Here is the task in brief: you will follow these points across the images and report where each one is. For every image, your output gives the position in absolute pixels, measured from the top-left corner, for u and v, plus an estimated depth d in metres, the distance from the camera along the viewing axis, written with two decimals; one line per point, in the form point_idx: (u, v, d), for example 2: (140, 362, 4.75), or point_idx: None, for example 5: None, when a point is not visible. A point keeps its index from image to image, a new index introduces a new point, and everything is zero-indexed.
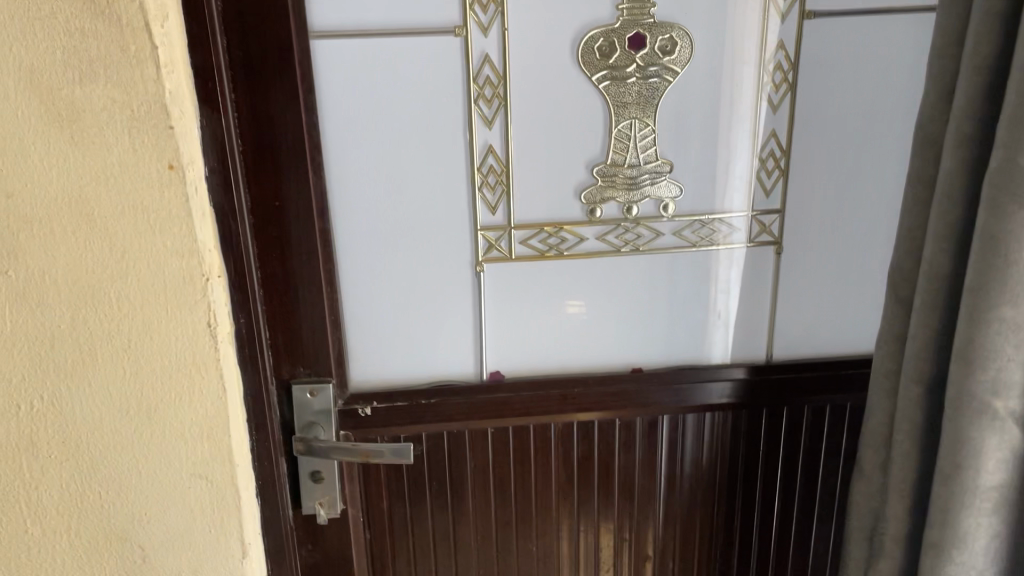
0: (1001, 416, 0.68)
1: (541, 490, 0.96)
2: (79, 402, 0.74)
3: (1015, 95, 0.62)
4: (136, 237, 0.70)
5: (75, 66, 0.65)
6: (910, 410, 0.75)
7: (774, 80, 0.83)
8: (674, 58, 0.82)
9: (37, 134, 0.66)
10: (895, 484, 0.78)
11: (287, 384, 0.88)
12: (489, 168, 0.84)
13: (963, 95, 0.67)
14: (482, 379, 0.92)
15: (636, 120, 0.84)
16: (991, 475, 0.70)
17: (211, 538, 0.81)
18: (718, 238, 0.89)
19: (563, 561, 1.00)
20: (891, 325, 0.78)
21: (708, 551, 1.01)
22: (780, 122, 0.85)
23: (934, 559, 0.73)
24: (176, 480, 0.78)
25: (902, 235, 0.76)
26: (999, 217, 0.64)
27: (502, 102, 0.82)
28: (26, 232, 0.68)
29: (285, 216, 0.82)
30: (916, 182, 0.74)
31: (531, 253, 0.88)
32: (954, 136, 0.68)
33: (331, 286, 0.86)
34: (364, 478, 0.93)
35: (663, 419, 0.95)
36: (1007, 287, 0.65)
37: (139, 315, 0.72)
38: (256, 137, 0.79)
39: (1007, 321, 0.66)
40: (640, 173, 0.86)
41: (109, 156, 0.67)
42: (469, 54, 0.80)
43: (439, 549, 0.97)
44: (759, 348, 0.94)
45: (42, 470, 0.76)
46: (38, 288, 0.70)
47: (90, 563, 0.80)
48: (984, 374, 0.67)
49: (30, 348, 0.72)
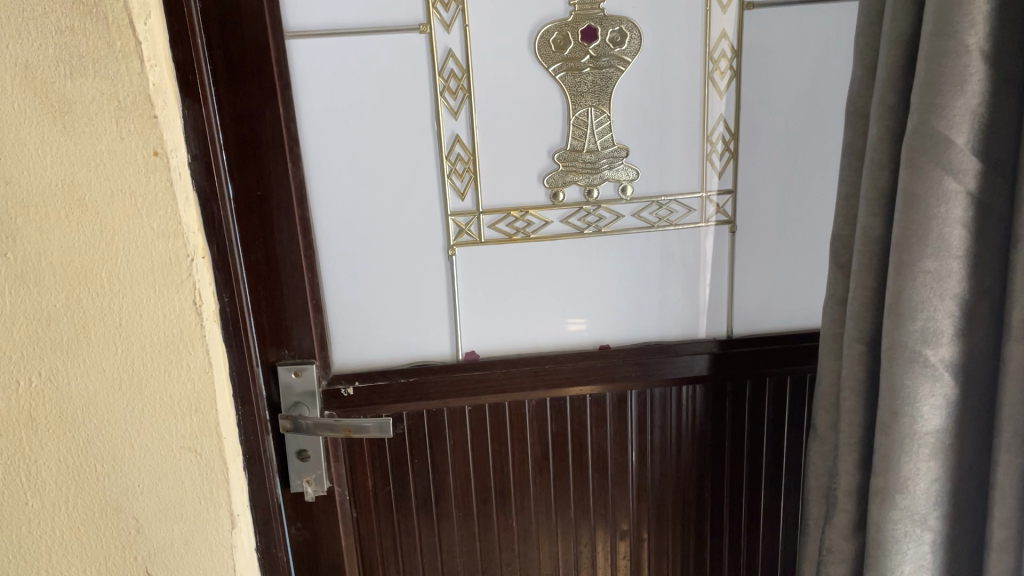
0: (934, 364, 0.72)
1: (519, 465, 1.01)
2: (76, 377, 0.80)
3: (926, 63, 0.68)
4: (125, 220, 0.76)
5: (66, 61, 0.71)
6: (854, 367, 0.80)
7: (720, 68, 0.89)
8: (624, 49, 0.88)
9: (31, 125, 0.73)
10: (845, 440, 0.82)
11: (273, 366, 0.93)
12: (456, 156, 0.90)
13: (884, 68, 0.72)
14: (458, 358, 0.97)
15: (592, 108, 0.89)
16: (929, 422, 0.74)
17: (201, 510, 0.86)
18: (675, 218, 0.95)
19: (543, 536, 1.04)
20: (836, 289, 0.83)
21: (681, 524, 1.06)
22: (727, 107, 0.91)
23: (881, 505, 0.77)
24: (167, 452, 0.84)
25: (841, 204, 0.82)
26: (917, 176, 0.69)
27: (467, 94, 0.88)
28: (24, 217, 0.75)
29: (267, 205, 0.88)
30: (850, 153, 0.79)
31: (500, 236, 0.93)
32: (879, 106, 0.73)
33: (312, 272, 0.91)
34: (349, 456, 0.98)
35: (631, 394, 1.00)
36: (930, 240, 0.70)
37: (129, 293, 0.78)
38: (238, 131, 0.85)
39: (932, 273, 0.70)
40: (599, 157, 0.91)
41: (98, 145, 0.74)
42: (433, 50, 0.86)
43: (423, 525, 1.01)
44: (720, 324, 0.99)
45: (41, 443, 0.82)
46: (36, 270, 0.77)
47: (87, 533, 0.86)
48: (915, 323, 0.72)
49: (28, 326, 0.78)
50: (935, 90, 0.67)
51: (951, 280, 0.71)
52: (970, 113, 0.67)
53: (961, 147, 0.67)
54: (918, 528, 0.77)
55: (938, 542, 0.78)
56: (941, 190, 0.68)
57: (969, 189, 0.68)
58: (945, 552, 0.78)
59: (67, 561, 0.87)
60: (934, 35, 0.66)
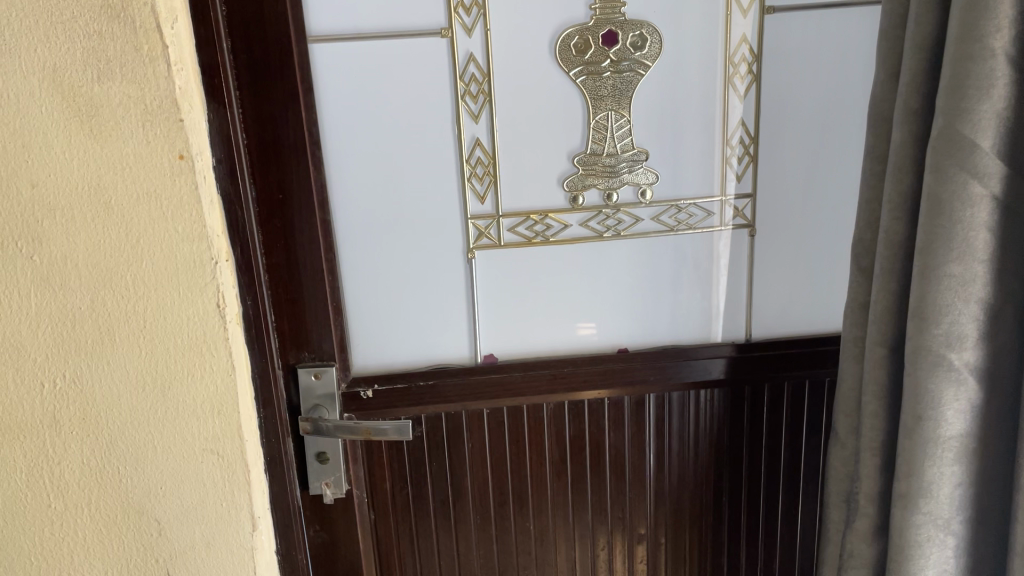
0: (958, 368, 0.72)
1: (537, 469, 1.01)
2: (100, 379, 0.81)
3: (951, 66, 0.68)
4: (150, 223, 0.77)
5: (94, 65, 0.72)
6: (876, 370, 0.80)
7: (740, 72, 0.89)
8: (645, 53, 0.88)
9: (58, 129, 0.73)
10: (866, 443, 0.82)
11: (293, 368, 0.94)
12: (477, 160, 0.90)
13: (908, 72, 0.72)
14: (477, 361, 0.97)
15: (613, 112, 0.90)
16: (952, 426, 0.74)
17: (223, 513, 0.87)
18: (695, 222, 0.95)
19: (560, 540, 1.04)
20: (857, 293, 0.83)
21: (699, 527, 1.06)
22: (748, 110, 0.91)
23: (904, 509, 0.77)
24: (190, 455, 0.84)
25: (863, 208, 0.82)
26: (942, 180, 0.69)
27: (487, 98, 0.88)
28: (50, 220, 0.76)
29: (289, 208, 0.88)
30: (872, 157, 0.79)
31: (519, 240, 0.93)
32: (902, 110, 0.73)
33: (332, 275, 0.91)
34: (367, 459, 0.98)
35: (650, 397, 1.00)
36: (954, 244, 0.70)
37: (153, 297, 0.79)
38: (260, 133, 0.85)
39: (957, 277, 0.70)
40: (618, 161, 0.92)
41: (125, 148, 0.74)
42: (454, 54, 0.86)
43: (441, 528, 1.02)
44: (739, 328, 0.99)
45: (65, 445, 0.83)
46: (61, 272, 0.77)
47: (109, 536, 0.87)
48: (939, 327, 0.72)
49: (53, 329, 0.79)
50: (960, 94, 0.67)
51: (975, 283, 0.71)
52: (995, 117, 0.67)
53: (986, 150, 0.67)
54: (942, 532, 0.77)
55: (960, 546, 0.78)
56: (965, 194, 0.68)
57: (994, 193, 0.68)
58: (967, 557, 0.79)
59: (89, 562, 0.88)
60: (960, 39, 0.66)
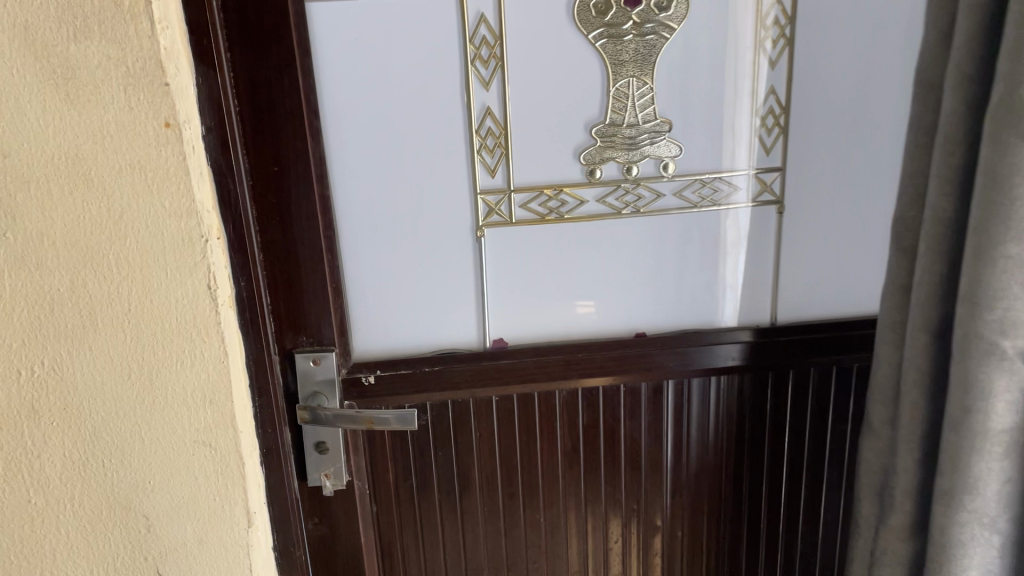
0: (1011, 357, 0.67)
1: (548, 459, 0.95)
2: (81, 366, 0.75)
3: (1014, 26, 0.61)
4: (134, 198, 0.71)
5: (70, 22, 0.65)
6: (918, 358, 0.74)
7: (771, 35, 0.83)
8: (670, 15, 0.81)
9: (31, 93, 0.67)
10: (904, 435, 0.77)
11: (291, 353, 0.88)
12: (487, 130, 0.84)
13: (962, 34, 0.66)
14: (486, 346, 0.91)
15: (634, 79, 0.83)
16: (1003, 418, 0.68)
17: (216, 508, 0.82)
18: (719, 198, 0.89)
19: (572, 532, 0.99)
20: (896, 274, 0.78)
21: (717, 518, 1.01)
22: (779, 78, 0.85)
23: (947, 506, 0.72)
24: (180, 447, 0.79)
25: (905, 183, 0.76)
26: (1001, 153, 0.63)
27: (499, 63, 0.81)
28: (24, 193, 0.69)
29: (285, 182, 0.82)
30: (917, 128, 0.73)
31: (532, 217, 0.87)
32: (955, 76, 0.67)
33: (331, 254, 0.85)
34: (369, 448, 0.93)
35: (667, 384, 0.94)
36: (1012, 223, 0.64)
37: (138, 278, 0.73)
38: (254, 100, 0.79)
39: (1014, 259, 0.65)
40: (639, 132, 0.85)
41: (105, 115, 0.68)
42: (464, 14, 0.79)
43: (446, 521, 0.96)
44: (763, 311, 0.94)
45: (44, 437, 0.77)
46: (38, 251, 0.71)
47: (94, 533, 0.81)
48: (992, 313, 0.66)
49: (30, 312, 0.73)
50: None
51: None
52: None
53: None
54: (987, 531, 0.72)
55: (1005, 545, 0.73)
56: None
57: None
58: (1009, 556, 0.74)
59: (74, 561, 0.82)
60: None
